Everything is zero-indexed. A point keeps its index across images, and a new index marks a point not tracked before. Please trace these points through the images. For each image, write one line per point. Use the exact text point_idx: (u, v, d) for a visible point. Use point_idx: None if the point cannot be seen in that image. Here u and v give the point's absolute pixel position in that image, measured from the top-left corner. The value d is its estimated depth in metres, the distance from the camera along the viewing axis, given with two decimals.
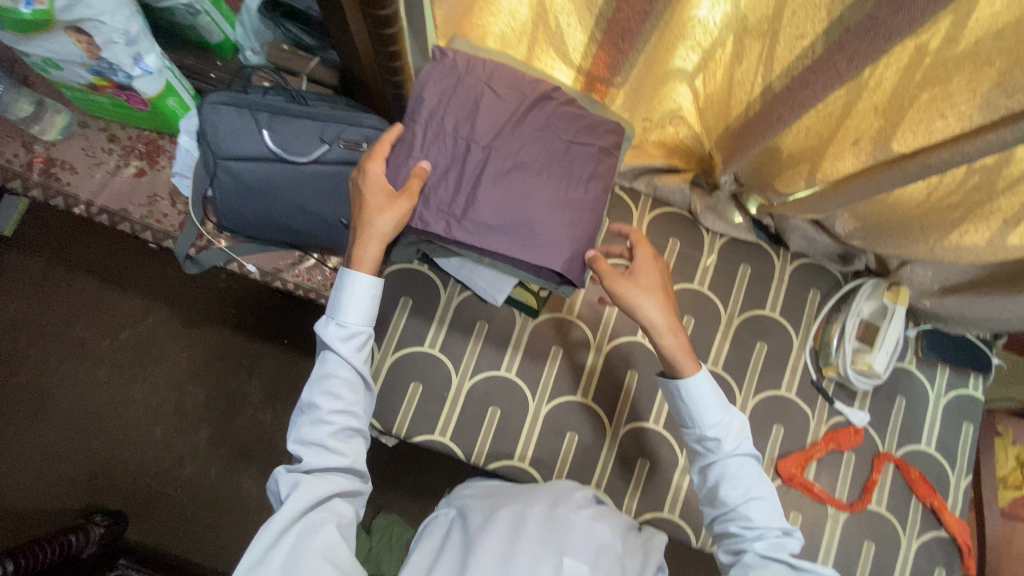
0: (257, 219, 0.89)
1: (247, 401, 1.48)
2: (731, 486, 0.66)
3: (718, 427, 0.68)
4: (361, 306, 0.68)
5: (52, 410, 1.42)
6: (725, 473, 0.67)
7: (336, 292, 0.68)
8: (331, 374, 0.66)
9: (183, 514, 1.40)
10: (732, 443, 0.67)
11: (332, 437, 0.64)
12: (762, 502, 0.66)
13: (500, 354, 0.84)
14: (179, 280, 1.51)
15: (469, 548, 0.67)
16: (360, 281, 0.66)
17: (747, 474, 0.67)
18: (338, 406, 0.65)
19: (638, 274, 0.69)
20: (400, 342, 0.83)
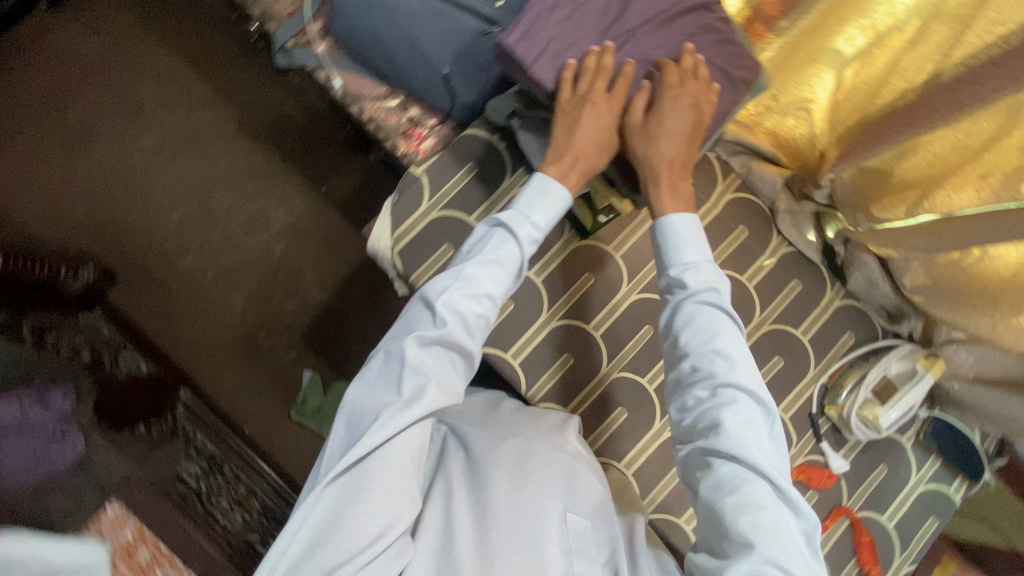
0: (366, 35, 0.88)
1: (266, 226, 1.49)
2: (704, 349, 0.65)
3: (687, 269, 0.68)
4: (547, 209, 0.70)
5: (89, 153, 1.44)
6: (694, 327, 0.65)
7: (531, 190, 0.71)
8: (496, 263, 0.68)
9: (167, 299, 1.43)
10: (699, 283, 0.67)
11: (472, 321, 0.66)
12: (738, 376, 0.63)
13: (536, 255, 0.83)
14: (251, 90, 1.52)
15: (478, 461, 0.69)
16: (558, 194, 0.70)
17: (721, 334, 0.65)
18: (488, 296, 0.67)
19: (670, 117, 0.69)
20: (447, 199, 0.81)
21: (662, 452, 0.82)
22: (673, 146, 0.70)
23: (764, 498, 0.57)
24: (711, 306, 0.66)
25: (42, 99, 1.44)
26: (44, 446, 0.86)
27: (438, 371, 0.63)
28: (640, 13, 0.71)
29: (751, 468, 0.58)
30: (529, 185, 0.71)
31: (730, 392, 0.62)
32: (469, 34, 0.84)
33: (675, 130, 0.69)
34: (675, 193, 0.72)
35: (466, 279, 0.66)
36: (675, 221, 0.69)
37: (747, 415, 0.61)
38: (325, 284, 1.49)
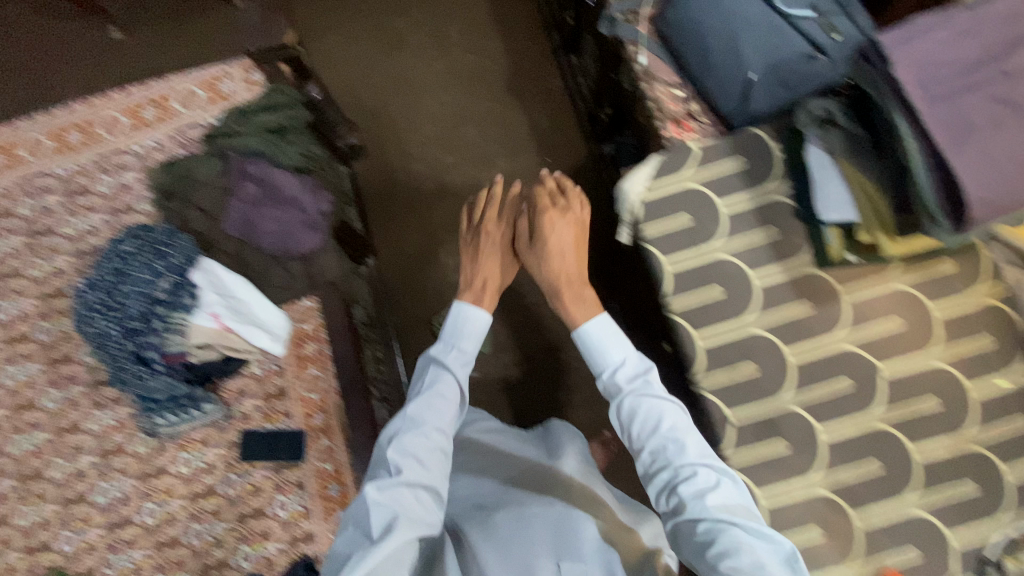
0: (690, 29, 0.98)
1: (489, 169, 1.69)
2: (652, 435, 0.81)
3: (620, 367, 0.88)
4: (474, 337, 0.95)
5: (393, 57, 1.75)
6: (641, 419, 0.83)
7: (453, 324, 0.95)
8: (438, 394, 0.87)
9: (390, 189, 1.67)
10: (629, 377, 0.87)
11: (429, 444, 0.81)
12: (678, 439, 0.80)
13: (766, 262, 0.84)
14: (529, 58, 1.74)
15: (475, 538, 0.82)
16: (476, 319, 0.95)
17: (664, 416, 0.82)
18: (438, 407, 0.85)
19: (558, 238, 0.97)
20: (710, 178, 0.86)
21: (804, 501, 0.79)
22: (568, 261, 0.97)
23: (739, 531, 0.69)
24: (647, 393, 0.84)
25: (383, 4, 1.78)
26: (287, 217, 1.06)
27: (413, 490, 0.76)
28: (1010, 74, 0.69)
29: (711, 506, 0.72)
30: (446, 330, 0.95)
31: (673, 459, 0.79)
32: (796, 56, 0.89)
33: (562, 250, 0.97)
34: (581, 301, 0.96)
35: (411, 422, 0.83)
36: (590, 321, 0.92)
37: (696, 471, 0.76)
38: None
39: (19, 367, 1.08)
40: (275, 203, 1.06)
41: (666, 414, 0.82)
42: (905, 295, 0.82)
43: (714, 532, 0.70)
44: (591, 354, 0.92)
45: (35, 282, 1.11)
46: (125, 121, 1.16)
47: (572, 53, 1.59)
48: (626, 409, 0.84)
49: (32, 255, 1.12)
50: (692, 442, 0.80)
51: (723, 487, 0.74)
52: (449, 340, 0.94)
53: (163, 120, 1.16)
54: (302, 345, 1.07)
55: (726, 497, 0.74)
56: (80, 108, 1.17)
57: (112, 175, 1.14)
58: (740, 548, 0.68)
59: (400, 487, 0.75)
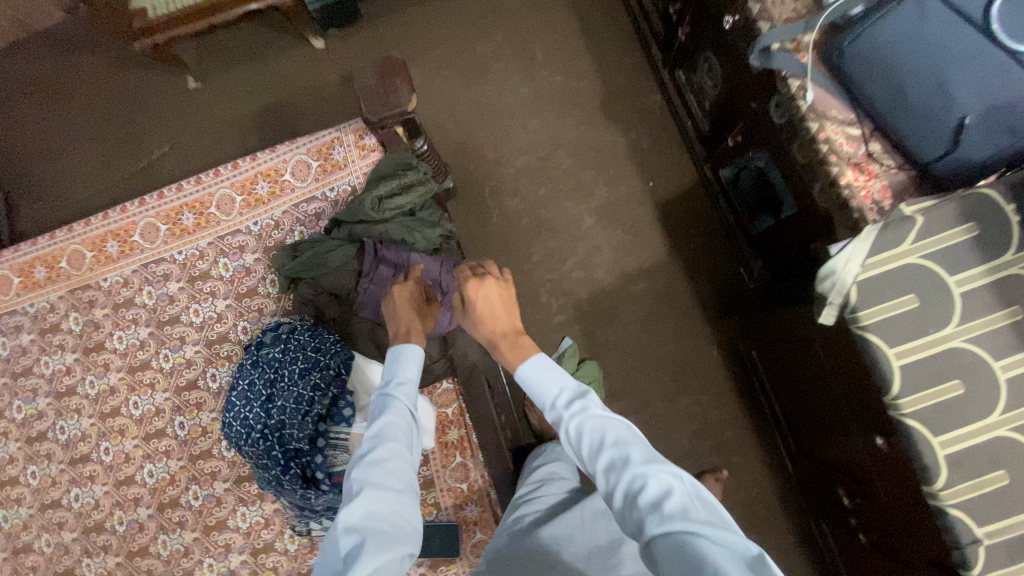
0: (882, 63, 0.85)
1: (588, 198, 1.57)
2: (600, 454, 0.73)
3: (555, 395, 0.81)
4: (413, 365, 0.83)
5: (476, 85, 1.64)
6: (587, 440, 0.75)
7: (391, 362, 0.84)
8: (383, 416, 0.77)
9: (486, 228, 1.58)
10: (566, 403, 0.79)
11: (386, 458, 0.72)
12: (621, 447, 0.71)
13: (1014, 348, 0.71)
14: (623, 75, 1.61)
15: None
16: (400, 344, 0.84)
17: (608, 431, 0.75)
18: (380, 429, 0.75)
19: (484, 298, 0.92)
20: (935, 251, 0.74)
21: None
22: (501, 321, 0.92)
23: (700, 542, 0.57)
24: (588, 413, 0.76)
25: (462, 28, 1.67)
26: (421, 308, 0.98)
27: (376, 510, 0.67)
28: None
29: (669, 512, 0.61)
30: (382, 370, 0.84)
31: (621, 470, 0.69)
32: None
33: (491, 312, 0.92)
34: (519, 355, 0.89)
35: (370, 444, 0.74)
36: (524, 364, 0.86)
37: (647, 478, 0.66)
38: (615, 270, 1.53)
39: (158, 464, 1.05)
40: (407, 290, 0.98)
41: (609, 430, 0.74)
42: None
43: (679, 549, 0.57)
44: (533, 387, 0.85)
45: (165, 374, 1.07)
46: (238, 199, 1.10)
47: (680, 69, 1.45)
48: (572, 431, 0.77)
49: (159, 346, 1.08)
50: (634, 447, 0.71)
51: (677, 491, 0.63)
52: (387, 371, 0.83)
53: (276, 195, 1.10)
54: (445, 430, 1.01)
55: (688, 502, 0.63)
56: (188, 187, 1.12)
57: (232, 257, 1.09)
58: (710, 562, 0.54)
59: (368, 519, 0.66)
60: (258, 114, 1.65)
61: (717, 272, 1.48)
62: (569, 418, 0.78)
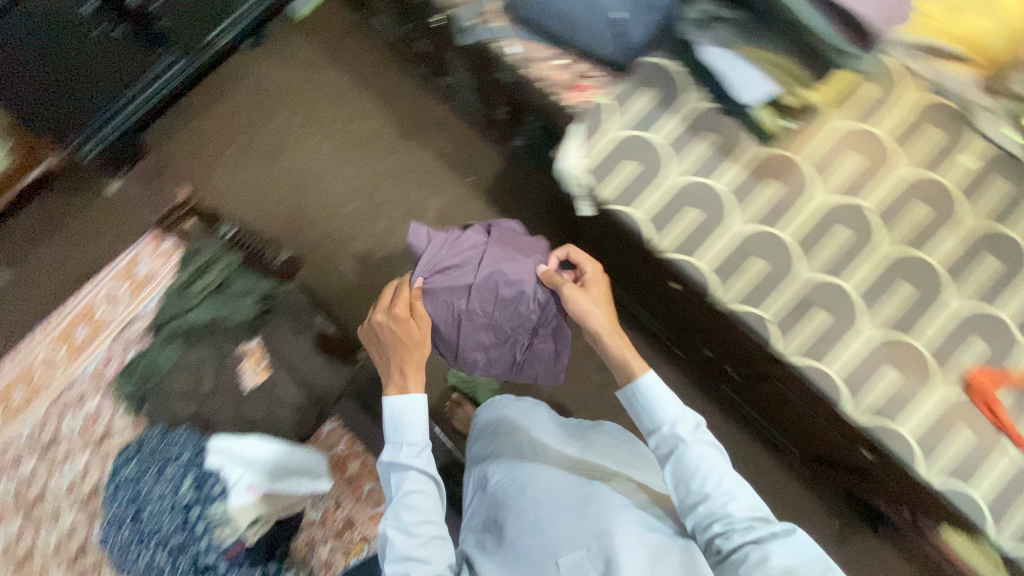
0: (544, 2, 1.01)
1: (423, 213, 1.66)
2: (695, 483, 0.73)
3: (676, 420, 0.78)
4: (417, 423, 0.81)
5: (280, 162, 1.71)
6: (695, 472, 0.74)
7: (400, 419, 0.81)
8: (415, 492, 0.77)
9: (341, 280, 1.61)
10: (684, 430, 0.77)
11: (417, 527, 0.74)
12: (741, 502, 0.71)
13: (718, 165, 0.86)
14: (406, 100, 1.74)
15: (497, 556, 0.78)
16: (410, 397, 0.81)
17: (718, 466, 0.74)
18: (421, 487, 0.78)
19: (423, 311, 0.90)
20: (633, 120, 0.89)
21: (865, 354, 0.79)
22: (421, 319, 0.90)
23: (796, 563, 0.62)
24: (706, 443, 0.76)
25: (247, 119, 1.73)
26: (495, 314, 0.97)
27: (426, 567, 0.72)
28: None
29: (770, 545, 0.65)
30: (387, 434, 0.82)
31: (719, 510, 0.71)
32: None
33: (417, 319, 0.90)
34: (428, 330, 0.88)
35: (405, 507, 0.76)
36: (644, 372, 0.82)
37: (757, 524, 0.69)
38: None
39: None
40: (491, 307, 0.95)
41: (724, 472, 0.74)
42: (865, 133, 0.85)
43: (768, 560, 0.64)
44: (650, 403, 0.81)
45: (50, 554, 1.01)
46: (59, 354, 1.10)
47: (442, 75, 1.59)
48: (691, 458, 0.75)
49: (34, 530, 1.03)
50: (743, 493, 0.72)
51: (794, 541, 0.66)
52: (400, 429, 0.80)
53: (95, 334, 1.11)
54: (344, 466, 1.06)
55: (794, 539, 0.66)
56: (5, 366, 1.11)
57: (76, 410, 1.07)
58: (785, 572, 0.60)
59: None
60: (82, 276, 1.63)
61: (556, 225, 1.61)
62: (687, 452, 0.75)
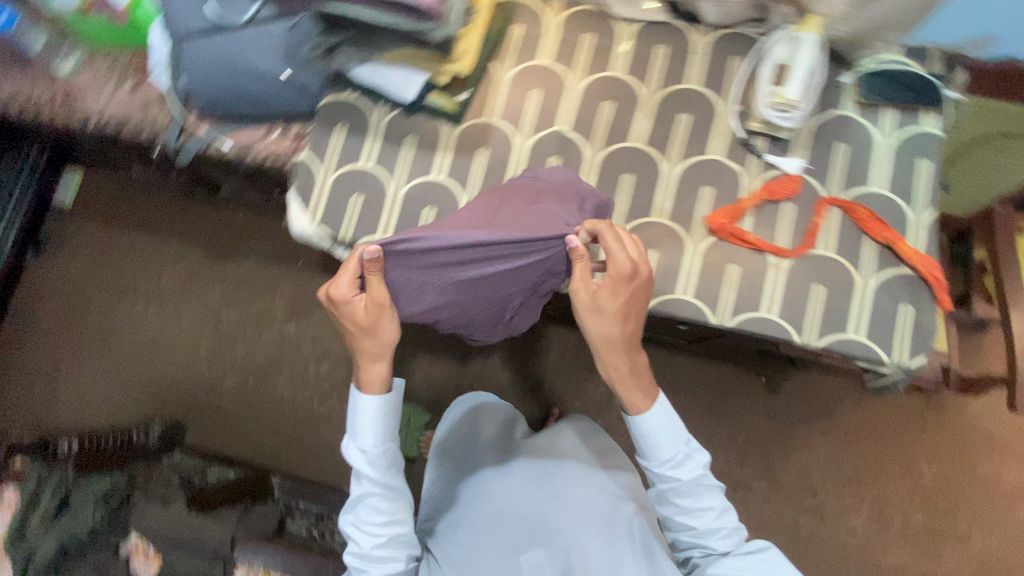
0: (216, 93, 1.01)
1: (272, 317, 1.62)
2: (687, 523, 0.77)
3: (673, 462, 0.76)
4: (374, 428, 0.77)
5: (116, 344, 1.64)
6: (683, 506, 0.77)
7: (359, 421, 0.76)
8: (372, 495, 0.76)
9: (232, 419, 1.57)
10: (686, 473, 0.76)
11: (377, 523, 0.76)
12: (729, 534, 0.76)
13: (430, 158, 0.90)
14: (203, 225, 1.68)
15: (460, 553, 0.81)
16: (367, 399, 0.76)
17: (712, 506, 0.76)
18: (376, 490, 0.76)
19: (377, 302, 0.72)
20: (339, 158, 0.91)
21: None
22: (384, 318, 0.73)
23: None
24: (702, 480, 0.76)
25: (64, 322, 1.66)
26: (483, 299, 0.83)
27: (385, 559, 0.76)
28: None
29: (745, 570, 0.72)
30: (347, 425, 0.78)
31: (700, 538, 0.77)
32: (278, 19, 0.93)
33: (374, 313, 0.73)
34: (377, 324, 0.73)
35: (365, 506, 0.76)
36: (646, 412, 0.77)
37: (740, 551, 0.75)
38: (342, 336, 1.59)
39: None
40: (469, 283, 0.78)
41: (714, 507, 0.77)
42: (537, 68, 0.92)
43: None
44: (645, 443, 0.78)
45: None
46: None
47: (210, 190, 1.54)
48: (684, 500, 0.76)
49: None
50: (729, 522, 0.76)
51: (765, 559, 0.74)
52: (360, 431, 0.77)
53: None
54: None
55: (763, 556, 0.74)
56: None
57: None
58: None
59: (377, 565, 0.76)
60: None
61: None
62: (682, 495, 0.76)
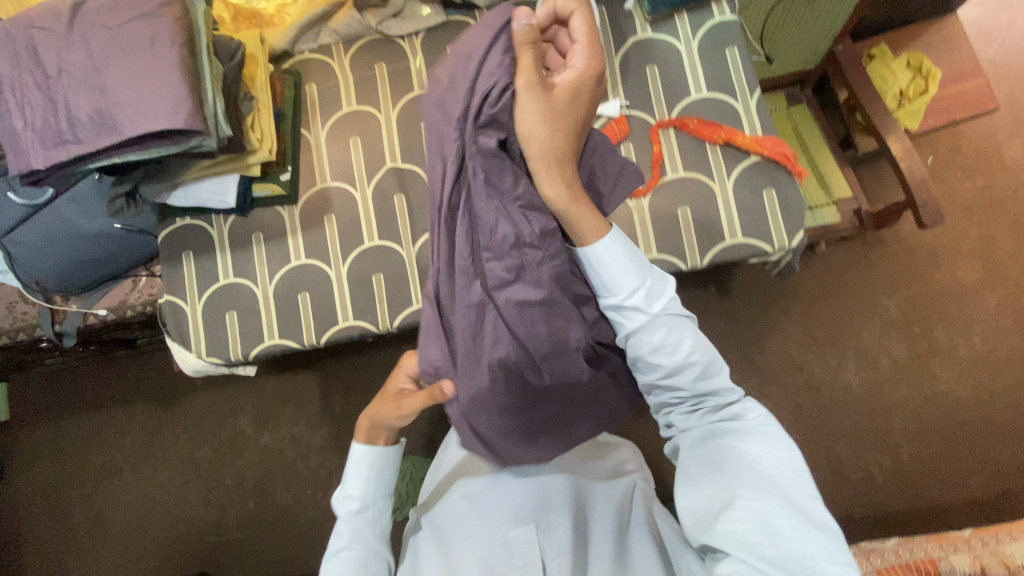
0: (65, 267, 1.00)
1: (244, 436, 1.60)
2: (655, 370, 0.66)
3: (627, 298, 0.64)
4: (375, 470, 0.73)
5: (109, 528, 1.61)
6: (652, 348, 0.65)
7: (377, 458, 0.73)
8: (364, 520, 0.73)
9: (248, 547, 1.55)
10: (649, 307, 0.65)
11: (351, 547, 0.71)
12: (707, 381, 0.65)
13: (285, 247, 0.88)
14: (140, 378, 1.65)
15: (448, 536, 0.83)
16: (381, 450, 0.73)
17: (686, 350, 0.65)
18: (354, 545, 0.71)
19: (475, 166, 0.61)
20: (200, 284, 0.89)
21: None
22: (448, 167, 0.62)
23: (740, 456, 0.63)
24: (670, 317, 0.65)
25: (50, 530, 1.61)
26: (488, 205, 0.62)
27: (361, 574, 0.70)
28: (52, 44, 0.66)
29: (727, 437, 0.65)
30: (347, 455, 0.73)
31: (674, 385, 0.67)
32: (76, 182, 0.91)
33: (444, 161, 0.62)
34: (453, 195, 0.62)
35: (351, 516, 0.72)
36: (595, 241, 0.62)
37: (718, 404, 0.67)
38: (316, 423, 1.58)
39: None
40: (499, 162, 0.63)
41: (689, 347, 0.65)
42: (347, 116, 0.90)
43: (718, 465, 0.63)
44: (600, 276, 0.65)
45: None
46: None
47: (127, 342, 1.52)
48: (649, 342, 0.65)
49: None
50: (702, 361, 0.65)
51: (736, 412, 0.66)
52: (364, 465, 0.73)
53: None
54: None
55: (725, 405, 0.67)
56: None
57: None
58: (734, 514, 0.60)
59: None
60: None
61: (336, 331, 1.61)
62: (647, 338, 0.65)
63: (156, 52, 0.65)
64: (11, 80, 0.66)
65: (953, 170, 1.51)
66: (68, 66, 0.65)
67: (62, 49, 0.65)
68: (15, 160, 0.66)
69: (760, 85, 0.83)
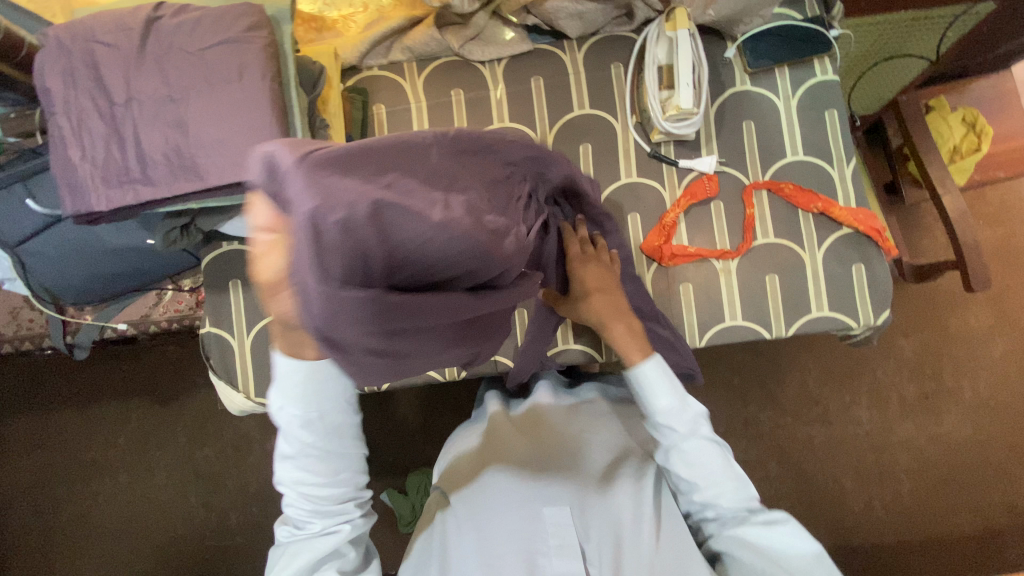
0: (88, 281, 0.90)
1: (249, 440, 1.51)
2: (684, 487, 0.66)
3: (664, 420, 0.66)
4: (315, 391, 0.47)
5: (97, 529, 1.51)
6: (685, 467, 0.65)
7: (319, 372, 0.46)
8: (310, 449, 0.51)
9: (247, 555, 1.47)
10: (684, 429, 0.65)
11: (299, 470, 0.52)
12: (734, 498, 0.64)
13: None
14: (134, 372, 1.53)
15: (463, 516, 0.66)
16: (315, 363, 0.45)
17: (712, 468, 0.64)
18: (307, 456, 0.51)
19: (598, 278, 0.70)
20: (249, 316, 0.82)
21: None
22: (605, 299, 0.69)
23: (767, 561, 0.59)
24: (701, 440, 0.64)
25: (31, 528, 1.51)
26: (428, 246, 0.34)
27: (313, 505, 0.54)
28: (118, 64, 0.57)
29: (750, 543, 0.61)
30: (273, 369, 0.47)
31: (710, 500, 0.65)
32: None
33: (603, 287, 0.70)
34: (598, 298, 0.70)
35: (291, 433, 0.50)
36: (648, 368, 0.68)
37: (754, 521, 0.62)
38: None
39: None
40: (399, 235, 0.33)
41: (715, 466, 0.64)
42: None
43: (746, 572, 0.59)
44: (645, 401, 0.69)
45: None
46: None
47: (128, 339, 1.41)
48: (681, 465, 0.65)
49: None
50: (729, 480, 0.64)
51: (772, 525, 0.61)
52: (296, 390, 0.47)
53: None
54: None
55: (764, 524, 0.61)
56: None
57: None
58: None
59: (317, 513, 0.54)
60: None
61: None
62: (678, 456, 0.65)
63: (246, 86, 0.57)
64: (62, 101, 0.56)
65: (979, 217, 1.51)
66: (140, 95, 0.57)
67: (131, 74, 0.56)
68: (70, 197, 0.57)
69: (855, 154, 0.81)
